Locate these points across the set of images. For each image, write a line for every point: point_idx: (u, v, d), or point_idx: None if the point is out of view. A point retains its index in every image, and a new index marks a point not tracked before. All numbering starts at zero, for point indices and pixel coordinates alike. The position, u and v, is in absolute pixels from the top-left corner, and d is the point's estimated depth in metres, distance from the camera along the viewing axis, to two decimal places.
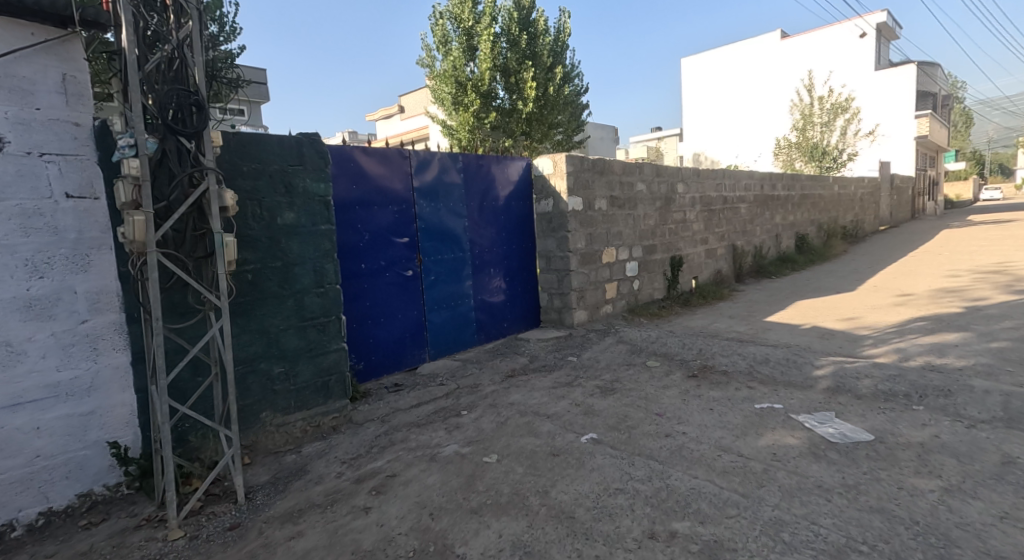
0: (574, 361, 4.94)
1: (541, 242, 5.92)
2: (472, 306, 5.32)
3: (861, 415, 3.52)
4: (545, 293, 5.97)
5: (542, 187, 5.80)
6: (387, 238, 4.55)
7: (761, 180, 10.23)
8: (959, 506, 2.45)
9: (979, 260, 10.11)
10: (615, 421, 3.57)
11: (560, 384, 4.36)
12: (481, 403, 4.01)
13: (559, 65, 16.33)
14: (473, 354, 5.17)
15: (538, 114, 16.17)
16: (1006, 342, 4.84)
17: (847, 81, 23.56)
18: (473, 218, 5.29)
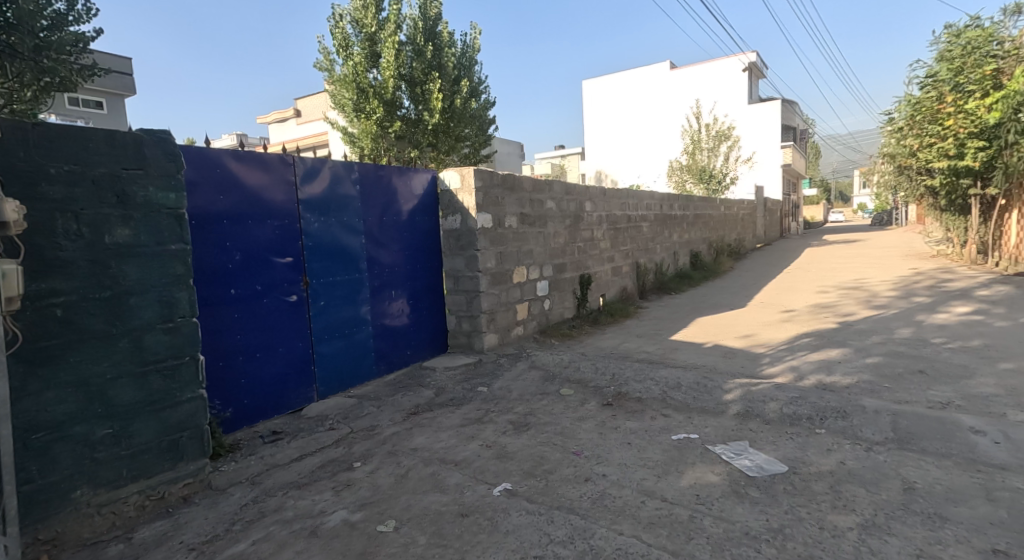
0: (484, 393, 4.58)
1: (448, 261, 5.54)
2: (371, 333, 4.81)
3: (773, 443, 3.50)
4: (453, 316, 5.58)
5: (449, 202, 5.45)
6: (265, 258, 3.96)
7: (660, 199, 10.55)
8: (879, 546, 2.40)
9: (842, 277, 11.11)
10: (531, 466, 3.25)
11: (469, 421, 3.98)
12: (379, 451, 3.53)
13: (466, 79, 16.12)
14: (372, 388, 4.65)
15: (444, 126, 15.79)
16: (880, 357, 5.14)
17: (729, 111, 25.52)
18: (371, 235, 4.81)
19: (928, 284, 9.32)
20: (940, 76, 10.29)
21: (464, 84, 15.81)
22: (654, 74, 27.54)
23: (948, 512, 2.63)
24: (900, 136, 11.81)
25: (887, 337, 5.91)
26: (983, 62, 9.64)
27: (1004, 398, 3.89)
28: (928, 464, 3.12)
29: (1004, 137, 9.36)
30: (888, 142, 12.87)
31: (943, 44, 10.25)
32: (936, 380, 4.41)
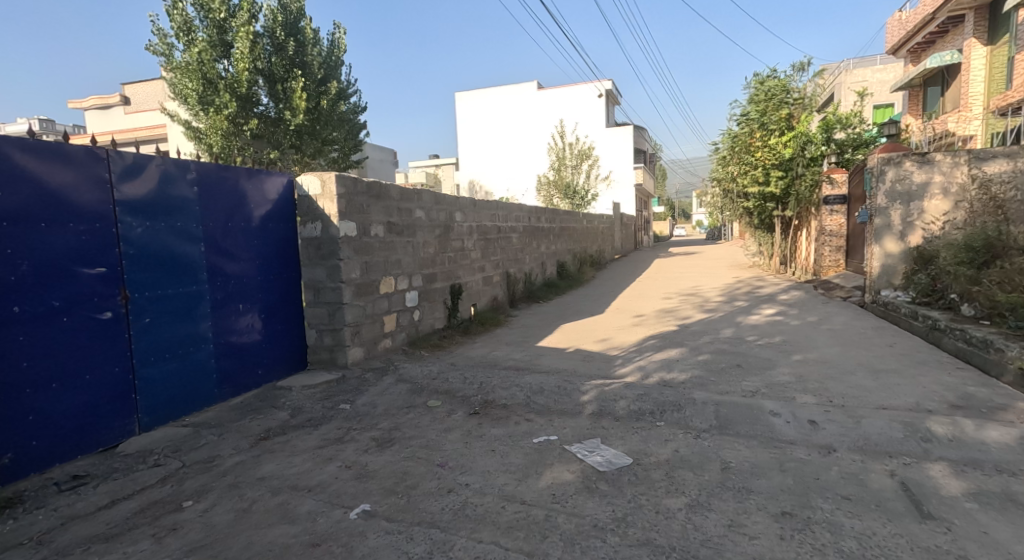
0: (346, 410, 4.44)
1: (308, 271, 5.29)
2: (212, 353, 4.43)
3: (622, 437, 3.84)
4: (313, 330, 5.33)
5: (308, 208, 5.21)
6: (69, 269, 3.49)
7: (528, 212, 11.00)
8: (700, 521, 2.76)
9: (682, 284, 12.42)
10: (393, 483, 3.24)
11: (328, 442, 3.85)
12: (217, 485, 3.29)
13: (333, 79, 15.62)
14: (211, 415, 4.28)
15: (310, 128, 15.04)
16: (709, 355, 5.86)
17: (589, 132, 27.38)
18: (212, 241, 4.45)
19: (746, 290, 10.77)
20: (749, 115, 11.99)
21: (333, 85, 15.36)
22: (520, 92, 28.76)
23: (753, 485, 3.09)
24: (723, 163, 13.58)
25: (715, 336, 6.74)
26: (781, 106, 11.56)
27: (796, 384, 4.66)
28: (741, 445, 3.62)
29: (796, 170, 11.43)
30: (715, 168, 14.68)
31: (751, 89, 11.94)
32: (750, 372, 5.13)
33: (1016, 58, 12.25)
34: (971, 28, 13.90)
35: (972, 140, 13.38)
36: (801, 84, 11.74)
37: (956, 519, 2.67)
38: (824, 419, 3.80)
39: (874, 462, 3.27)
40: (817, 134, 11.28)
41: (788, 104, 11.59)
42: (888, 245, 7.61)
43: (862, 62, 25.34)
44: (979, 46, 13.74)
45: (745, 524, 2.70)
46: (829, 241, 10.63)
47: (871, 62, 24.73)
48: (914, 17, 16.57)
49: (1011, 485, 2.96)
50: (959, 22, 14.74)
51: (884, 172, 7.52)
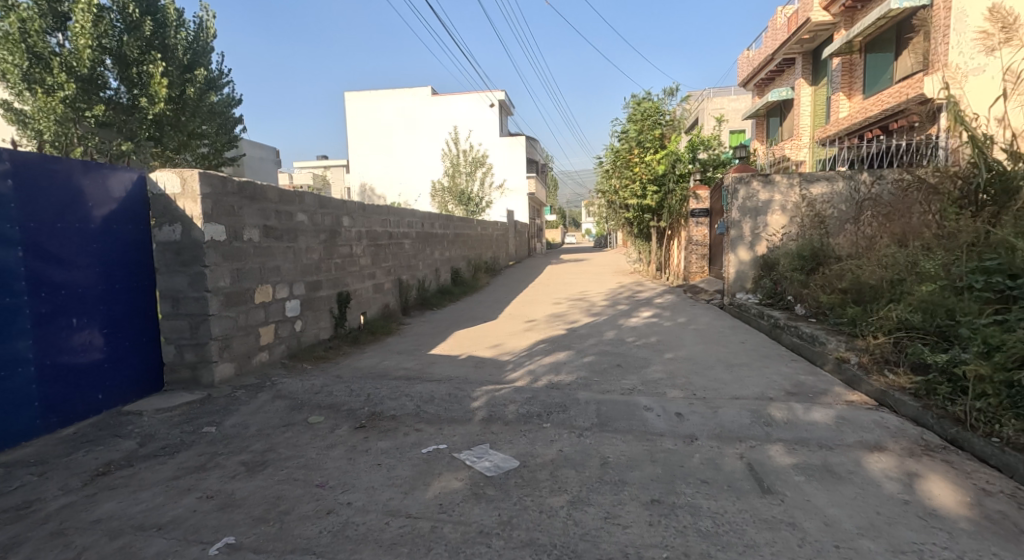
0: (212, 433, 4.02)
1: (166, 279, 4.74)
2: (34, 377, 3.81)
3: (510, 441, 3.92)
4: (172, 346, 4.76)
5: (165, 209, 4.70)
6: None
7: (422, 217, 10.88)
8: (580, 516, 2.90)
9: (570, 289, 12.94)
10: (263, 509, 3.03)
11: (185, 471, 3.46)
12: (36, 534, 2.85)
13: (201, 68, 14.10)
14: (34, 450, 3.65)
15: (173, 119, 13.40)
16: (594, 356, 6.16)
17: (483, 140, 27.82)
18: (35, 245, 3.85)
19: (627, 294, 11.45)
20: (629, 133, 12.87)
21: (201, 72, 13.74)
22: (413, 97, 28.46)
23: (628, 477, 3.29)
24: (607, 176, 14.38)
25: (600, 338, 7.09)
26: (656, 127, 12.54)
27: (667, 380, 5.04)
28: (619, 441, 3.85)
29: (669, 186, 12.41)
30: (599, 180, 15.50)
31: (629, 109, 12.80)
32: (629, 371, 5.46)
33: (832, 98, 14.25)
34: (800, 69, 15.99)
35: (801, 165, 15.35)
36: (671, 108, 12.82)
37: (789, 492, 3.03)
38: (689, 411, 4.15)
39: (728, 447, 3.63)
40: (684, 153, 12.02)
41: (660, 125, 12.59)
42: (740, 253, 8.52)
43: (721, 91, 28.23)
44: (806, 85, 15.86)
45: (619, 515, 2.88)
46: (695, 250, 11.61)
47: (728, 92, 27.60)
48: (760, 55, 18.73)
49: (830, 458, 3.42)
50: (792, 62, 16.89)
51: (736, 190, 8.39)
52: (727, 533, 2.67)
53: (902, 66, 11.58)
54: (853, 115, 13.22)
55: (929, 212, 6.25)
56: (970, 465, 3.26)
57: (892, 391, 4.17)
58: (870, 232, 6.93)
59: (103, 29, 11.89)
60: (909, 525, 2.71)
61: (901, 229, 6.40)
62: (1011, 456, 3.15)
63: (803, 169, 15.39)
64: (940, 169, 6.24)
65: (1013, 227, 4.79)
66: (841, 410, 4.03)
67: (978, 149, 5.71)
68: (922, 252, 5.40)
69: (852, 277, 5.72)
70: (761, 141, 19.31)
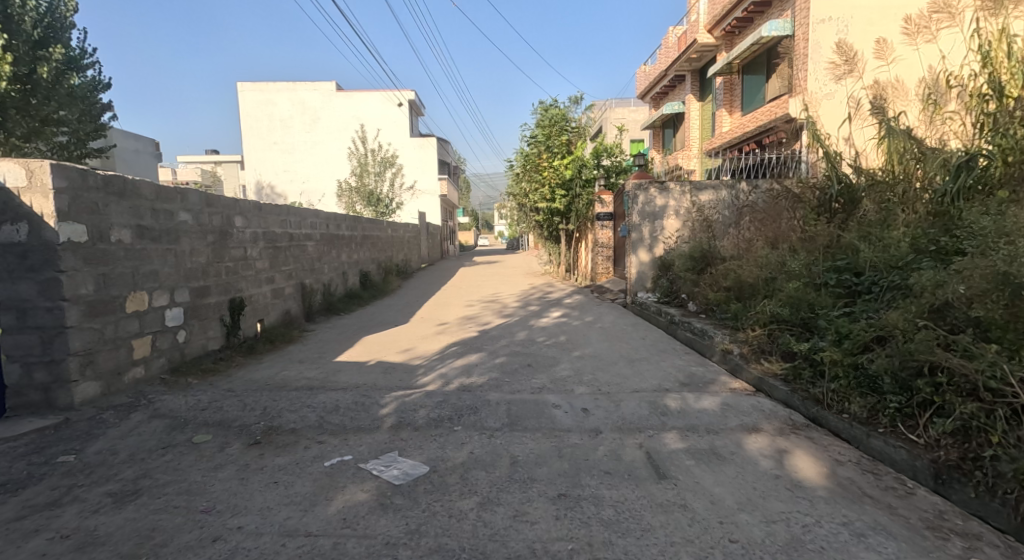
0: (72, 461, 3.59)
1: (9, 287, 4.15)
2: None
3: (419, 447, 3.87)
4: (18, 364, 4.17)
5: (8, 205, 4.11)
6: None
7: (326, 219, 10.46)
8: (488, 517, 2.91)
9: (483, 292, 12.98)
10: (136, 542, 2.75)
11: (36, 508, 3.05)
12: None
13: (58, 44, 11.83)
14: None
15: (23, 102, 11.29)
16: (504, 357, 6.22)
17: (392, 140, 27.56)
18: None
19: (538, 295, 11.67)
20: (536, 137, 13.15)
21: (58, 50, 11.61)
22: (316, 93, 27.33)
23: (535, 474, 3.35)
24: (517, 179, 14.57)
25: (511, 339, 7.18)
26: (562, 132, 12.95)
27: (573, 377, 5.20)
28: (527, 439, 3.91)
29: (575, 189, 12.82)
30: (510, 183, 15.68)
31: (537, 115, 13.09)
32: (537, 370, 5.57)
33: (717, 113, 15.31)
34: (689, 85, 17.07)
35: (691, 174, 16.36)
36: (577, 115, 13.32)
37: (680, 476, 3.23)
38: (594, 406, 4.31)
39: (628, 437, 3.81)
40: (590, 159, 12.58)
41: (567, 130, 13.02)
42: (641, 255, 8.95)
43: (622, 101, 29.64)
44: (695, 101, 17.02)
45: (527, 512, 2.93)
46: (601, 252, 12.10)
47: (628, 103, 29.05)
48: (654, 71, 19.90)
49: (716, 442, 3.68)
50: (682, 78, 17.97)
51: (637, 196, 8.83)
52: (626, 520, 2.79)
53: (773, 88, 12.64)
54: (734, 130, 14.26)
55: (794, 218, 6.92)
56: (827, 440, 3.62)
57: (766, 377, 4.56)
58: (750, 235, 7.52)
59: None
60: (779, 497, 2.97)
61: (774, 232, 7.03)
62: (858, 429, 3.53)
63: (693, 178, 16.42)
64: (803, 181, 7.06)
65: (857, 230, 5.53)
66: (726, 397, 4.36)
67: (831, 163, 6.64)
68: (789, 253, 5.99)
69: (733, 276, 6.19)
70: (657, 151, 20.39)
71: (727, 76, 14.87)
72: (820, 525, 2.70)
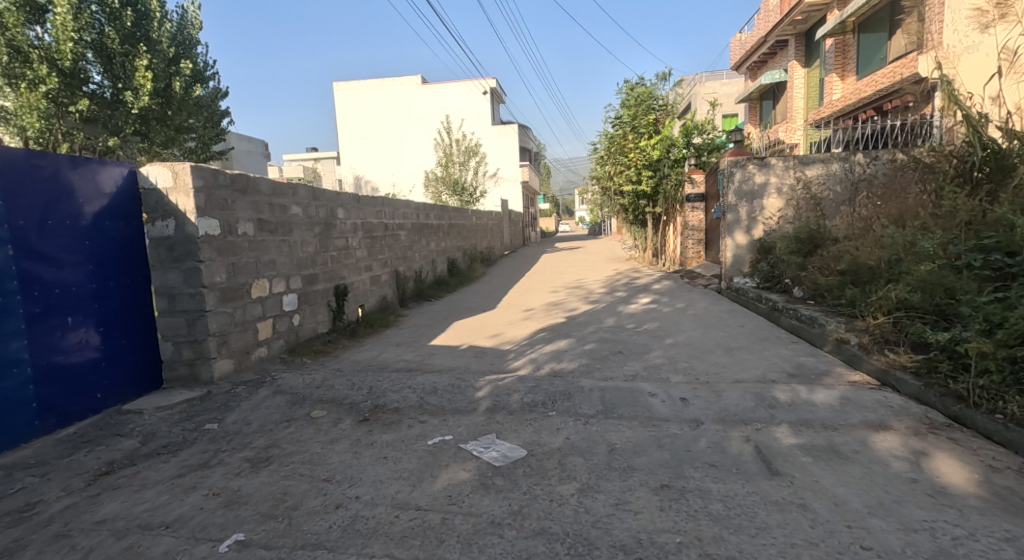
0: (213, 429, 4.00)
1: (158, 276, 4.66)
2: (29, 378, 3.72)
3: (515, 430, 3.95)
4: (169, 343, 4.69)
5: (157, 204, 4.60)
6: None
7: (416, 209, 10.82)
8: (590, 504, 2.92)
9: (567, 278, 12.91)
10: (270, 506, 3.01)
11: (189, 469, 3.45)
12: (38, 538, 2.80)
13: (187, 59, 13.09)
14: (33, 451, 3.57)
15: (159, 114, 12.47)
16: (594, 343, 6.17)
17: (475, 129, 27.85)
18: (24, 243, 3.75)
19: (625, 281, 11.43)
20: (622, 118, 12.73)
21: (187, 65, 12.82)
22: (403, 86, 28.26)
23: (636, 463, 3.32)
24: (601, 162, 14.20)
25: (599, 326, 7.10)
26: (649, 111, 12.46)
27: (667, 365, 5.07)
28: (624, 427, 3.87)
29: (663, 170, 12.32)
30: (593, 167, 15.34)
31: (622, 94, 12.68)
32: (629, 357, 5.48)
33: (826, 79, 14.19)
34: (793, 51, 15.85)
35: (795, 149, 15.31)
36: (665, 92, 12.70)
37: (796, 473, 3.06)
38: (693, 396, 4.18)
39: (733, 430, 3.66)
40: (679, 138, 12.06)
41: (654, 109, 12.52)
42: (737, 237, 8.52)
43: (714, 74, 28.12)
44: (799, 67, 15.77)
45: (630, 501, 2.91)
46: (692, 235, 11.64)
47: (719, 76, 27.57)
48: (752, 38, 18.64)
49: (836, 438, 3.46)
50: (785, 44, 16.77)
51: (733, 174, 8.35)
52: (739, 517, 2.70)
53: (895, 46, 11.56)
54: (847, 96, 13.21)
55: (925, 192, 6.32)
56: (974, 442, 3.29)
57: (893, 370, 4.19)
58: (866, 214, 6.90)
59: (84, 22, 10.94)
60: (918, 503, 2.75)
61: (896, 209, 6.40)
62: (1016, 432, 3.18)
63: (797, 153, 15.38)
64: (938, 149, 6.37)
65: (1008, 204, 4.93)
66: (844, 390, 4.07)
67: (972, 128, 5.73)
68: (918, 231, 5.45)
69: (849, 258, 5.71)
70: (754, 125, 19.22)
71: (839, 37, 13.72)
72: (973, 539, 2.47)
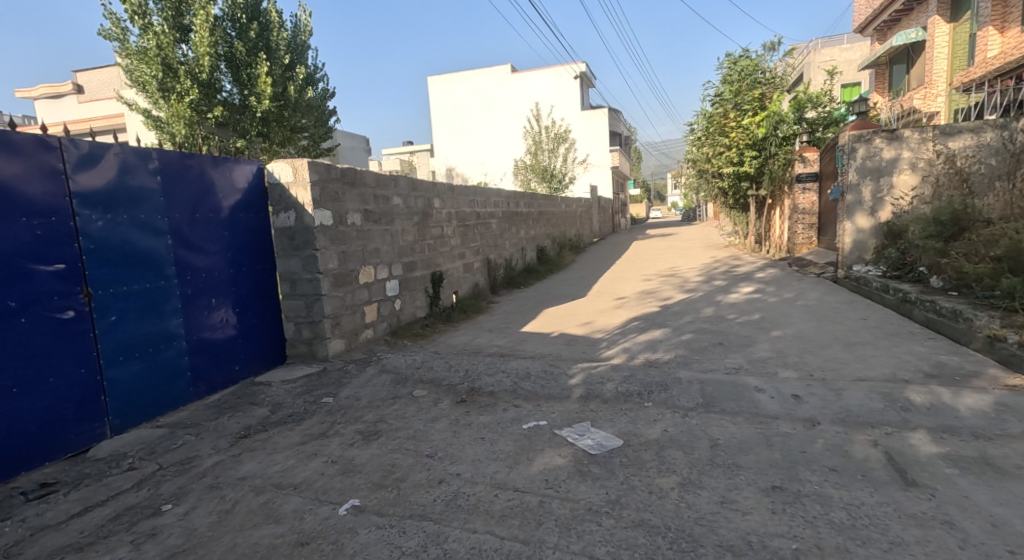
0: (329, 403, 4.29)
1: (282, 262, 5.05)
2: (185, 350, 4.17)
3: (610, 419, 3.88)
4: (290, 323, 5.09)
5: (280, 197, 4.97)
6: (21, 267, 3.22)
7: (507, 197, 10.91)
8: (693, 500, 2.81)
9: (660, 266, 12.48)
10: (380, 477, 3.18)
11: (310, 438, 3.72)
12: (196, 487, 3.14)
13: (302, 65, 14.07)
14: (187, 415, 4.02)
15: (277, 115, 13.51)
16: (692, 334, 5.91)
17: (564, 115, 27.52)
18: (180, 234, 4.18)
19: (724, 269, 10.86)
20: (724, 95, 12.01)
21: (301, 70, 13.78)
22: (495, 75, 28.52)
23: (742, 461, 3.15)
24: (699, 143, 13.47)
25: (697, 316, 6.79)
26: (755, 86, 11.66)
27: (776, 359, 4.76)
28: (727, 422, 3.68)
29: (769, 149, 11.49)
30: (689, 149, 14.61)
31: (724, 70, 11.96)
32: (731, 349, 5.20)
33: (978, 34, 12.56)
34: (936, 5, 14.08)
35: (938, 117, 13.83)
36: (772, 64, 11.81)
37: (938, 486, 2.76)
38: (807, 393, 3.89)
39: (857, 433, 3.37)
40: (789, 113, 11.19)
41: (760, 84, 11.69)
42: (859, 220, 7.79)
43: (830, 40, 25.74)
44: (943, 23, 14.00)
45: (736, 500, 2.77)
46: (802, 219, 10.82)
47: (835, 42, 25.24)
48: None
49: (987, 449, 3.08)
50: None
51: (855, 150, 7.65)
52: (867, 528, 2.48)
53: None
54: (1007, 52, 11.69)
55: None
56: None
57: None
58: None
59: (218, 37, 12.34)
60: None
61: None
62: None
63: (942, 121, 13.90)
64: None
65: None
66: (997, 396, 3.60)
67: None
68: None
69: (1009, 242, 5.05)
70: (884, 92, 17.46)
71: None
72: None
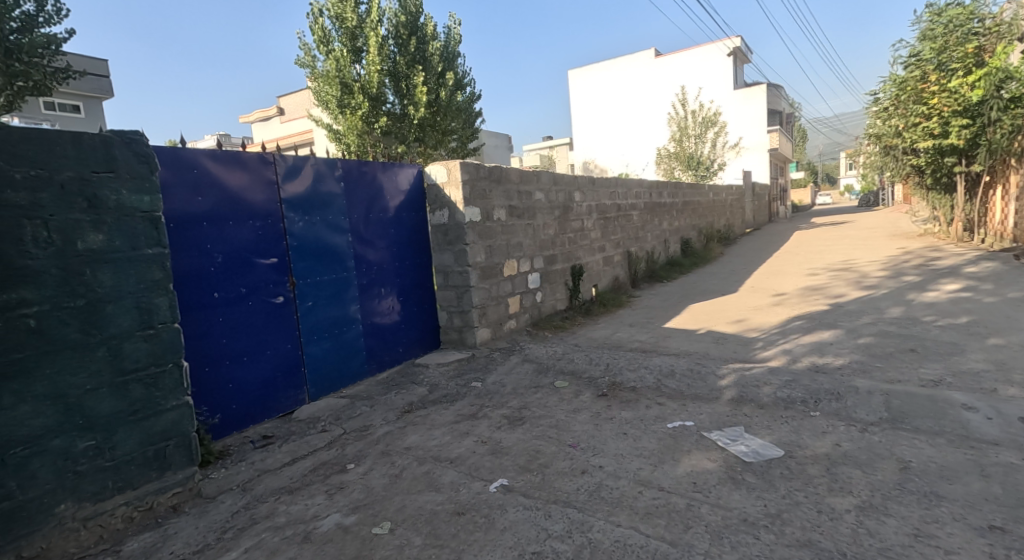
0: (478, 388, 4.40)
1: (436, 256, 5.29)
2: (362, 333, 4.54)
3: (768, 426, 3.49)
4: (444, 312, 5.32)
5: (436, 196, 5.20)
6: (246, 259, 3.69)
7: (649, 188, 10.45)
8: (877, 527, 2.39)
9: (828, 259, 11.12)
10: (526, 461, 3.16)
11: (462, 418, 3.83)
12: (372, 451, 3.38)
13: (452, 71, 14.77)
14: (363, 389, 4.38)
15: (431, 120, 14.35)
16: (870, 338, 5.14)
17: (714, 97, 25.68)
18: (358, 232, 4.54)
19: (910, 263, 9.38)
20: (923, 55, 10.28)
21: (452, 75, 14.47)
22: (639, 63, 27.57)
23: (944, 490, 2.62)
24: (884, 117, 11.68)
25: (877, 318, 5.89)
26: (968, 40, 9.77)
27: (992, 373, 3.93)
28: (922, 443, 3.10)
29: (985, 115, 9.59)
30: (872, 124, 12.73)
31: (925, 24, 10.22)
32: (925, 358, 4.40)
33: None
34: None
35: None
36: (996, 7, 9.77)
37: None
38: None
39: None
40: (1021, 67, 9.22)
41: (977, 35, 9.76)
42: None
43: None
44: None
45: (936, 535, 2.30)
46: None
47: None
48: None
49: None
50: None
51: None
52: None
53: None
54: None
55: None
56: None
57: None
58: None
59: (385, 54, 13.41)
60: None
61: None
62: None
63: None
64: None
65: None
66: None
67: None
68: None
69: None
70: None
71: None
72: None
